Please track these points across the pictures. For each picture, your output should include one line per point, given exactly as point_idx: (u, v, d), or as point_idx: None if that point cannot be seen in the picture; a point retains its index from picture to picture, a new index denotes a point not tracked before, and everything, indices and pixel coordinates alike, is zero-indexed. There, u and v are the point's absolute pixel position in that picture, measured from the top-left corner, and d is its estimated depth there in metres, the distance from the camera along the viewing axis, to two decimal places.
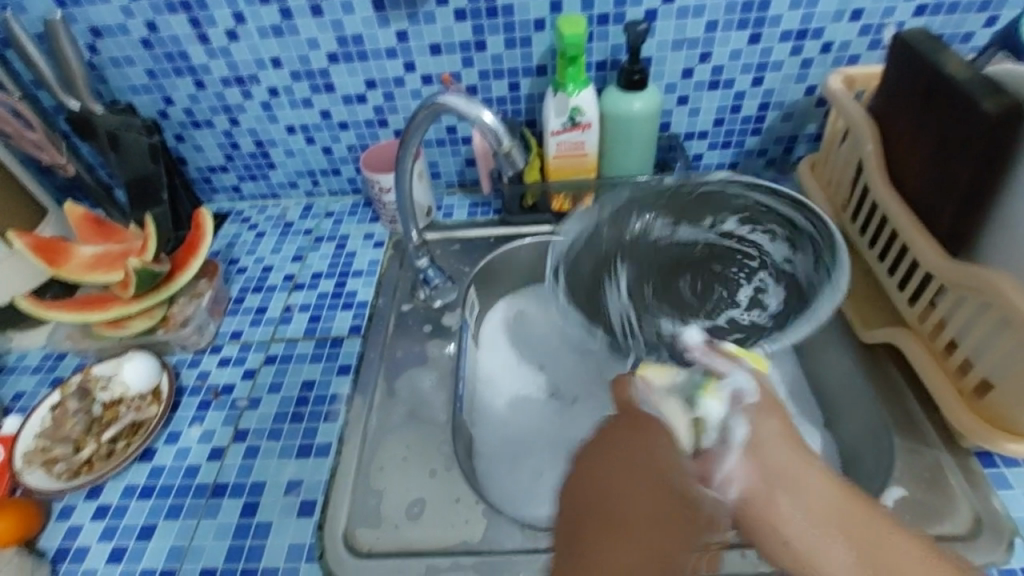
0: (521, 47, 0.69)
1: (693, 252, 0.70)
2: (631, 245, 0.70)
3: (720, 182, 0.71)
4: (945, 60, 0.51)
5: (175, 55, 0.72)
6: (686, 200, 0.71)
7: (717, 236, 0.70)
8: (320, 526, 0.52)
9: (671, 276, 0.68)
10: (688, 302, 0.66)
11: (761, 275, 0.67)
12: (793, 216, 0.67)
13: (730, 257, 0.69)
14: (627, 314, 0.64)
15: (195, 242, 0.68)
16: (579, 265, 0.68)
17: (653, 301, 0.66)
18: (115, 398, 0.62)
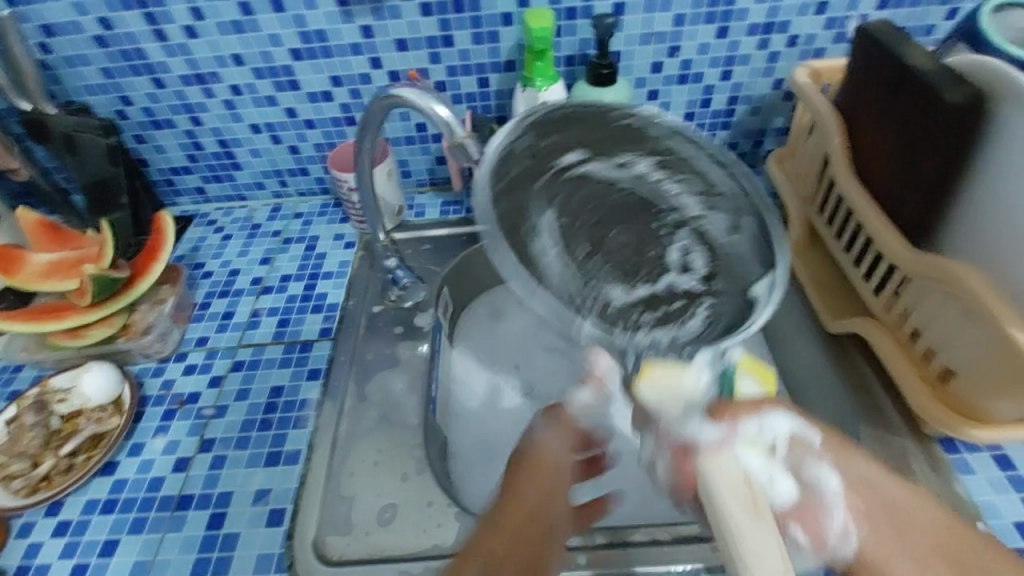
0: (489, 42, 0.68)
1: (610, 196, 0.53)
2: (549, 193, 0.51)
3: (625, 116, 0.52)
4: (905, 52, 0.52)
5: (132, 53, 0.69)
6: (600, 131, 0.52)
7: (630, 175, 0.53)
8: (289, 535, 0.51)
9: (587, 223, 0.51)
10: (625, 257, 0.50)
11: (683, 231, 0.52)
12: (699, 166, 0.52)
13: (654, 206, 0.53)
14: (554, 276, 0.46)
15: (155, 248, 0.67)
16: (514, 224, 0.47)
17: (591, 263, 0.49)
18: (74, 409, 0.60)
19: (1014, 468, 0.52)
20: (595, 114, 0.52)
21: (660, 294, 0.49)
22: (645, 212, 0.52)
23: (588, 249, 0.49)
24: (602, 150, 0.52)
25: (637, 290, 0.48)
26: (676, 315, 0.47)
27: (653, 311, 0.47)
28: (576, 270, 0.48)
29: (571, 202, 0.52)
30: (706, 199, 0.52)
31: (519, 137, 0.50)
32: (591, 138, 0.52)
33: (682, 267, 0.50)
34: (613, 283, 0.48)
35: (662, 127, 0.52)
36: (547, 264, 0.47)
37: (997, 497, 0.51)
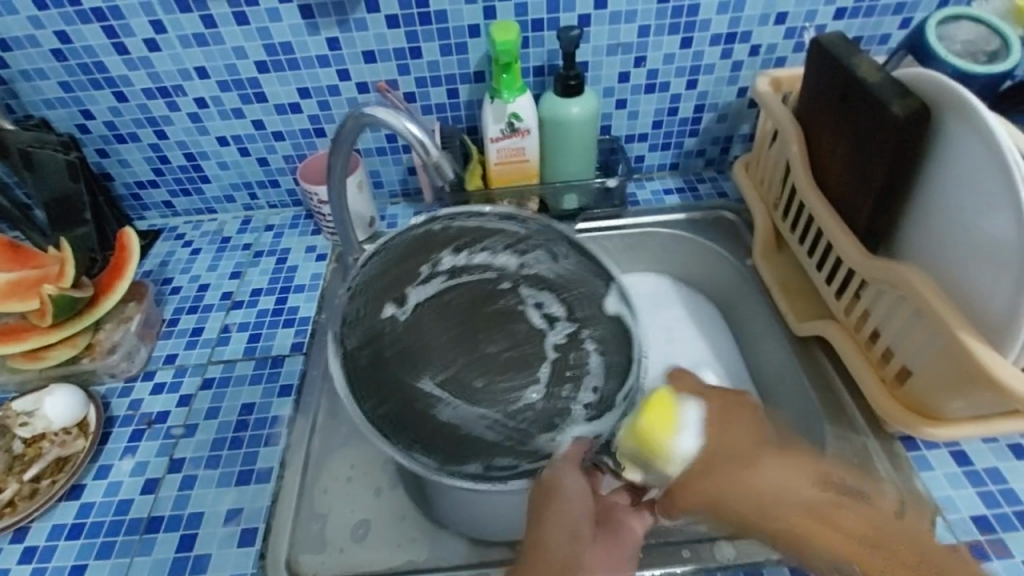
0: (458, 54, 0.69)
1: (454, 304, 0.62)
2: (409, 359, 0.58)
3: (409, 236, 0.63)
4: (856, 64, 0.54)
5: (91, 66, 0.68)
6: (400, 262, 0.62)
7: (448, 279, 0.63)
8: (261, 555, 0.50)
9: (466, 340, 0.60)
10: (515, 350, 0.59)
11: (524, 290, 0.63)
12: (488, 225, 0.64)
13: (485, 285, 0.63)
14: (489, 416, 0.55)
15: (120, 264, 0.66)
16: (409, 435, 0.53)
17: (488, 388, 0.57)
18: (37, 433, 0.58)
19: (971, 463, 0.54)
20: (386, 251, 0.62)
21: (557, 361, 0.59)
22: (494, 295, 0.63)
23: (482, 378, 0.57)
24: (406, 288, 0.61)
25: (541, 368, 0.58)
26: (574, 370, 0.58)
27: (561, 389, 0.57)
28: (487, 400, 0.56)
29: (424, 345, 0.59)
30: (514, 249, 0.64)
31: (347, 340, 0.57)
32: (388, 288, 0.61)
33: (552, 320, 0.61)
34: (534, 382, 0.58)
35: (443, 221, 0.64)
36: (478, 415, 0.55)
37: (956, 492, 0.53)
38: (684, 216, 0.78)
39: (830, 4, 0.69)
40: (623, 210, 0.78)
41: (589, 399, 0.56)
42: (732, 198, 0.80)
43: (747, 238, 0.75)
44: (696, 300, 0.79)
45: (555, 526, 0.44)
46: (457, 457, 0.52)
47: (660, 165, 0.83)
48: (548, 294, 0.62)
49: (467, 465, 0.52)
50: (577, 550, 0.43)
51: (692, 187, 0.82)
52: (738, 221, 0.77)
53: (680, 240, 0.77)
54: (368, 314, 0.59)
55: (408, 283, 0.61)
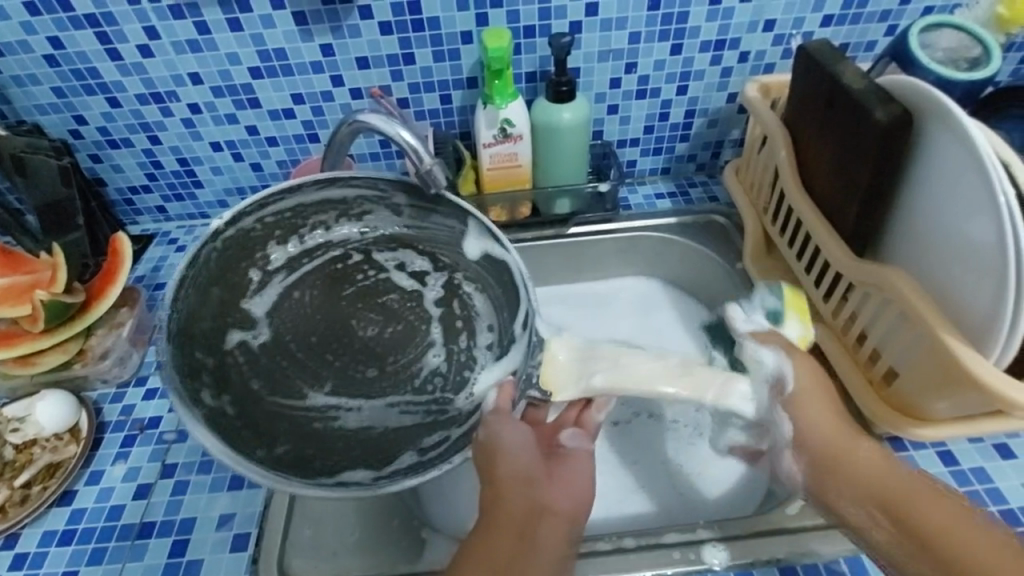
0: (450, 60, 0.69)
1: (312, 291, 0.65)
2: (288, 371, 0.60)
3: (216, 245, 0.60)
4: (841, 70, 0.55)
5: (84, 72, 0.68)
6: (229, 278, 0.62)
7: (288, 276, 0.65)
8: (253, 560, 0.50)
9: (341, 323, 0.64)
10: (386, 323, 0.65)
11: (378, 256, 0.67)
12: (313, 203, 0.64)
13: (336, 263, 0.67)
14: (395, 402, 0.60)
15: (112, 269, 0.66)
16: (322, 462, 0.54)
17: (378, 377, 0.61)
18: (28, 439, 0.58)
19: (957, 463, 0.55)
20: (196, 273, 0.58)
21: (443, 316, 0.65)
22: (348, 272, 0.67)
23: (373, 366, 0.62)
24: (242, 305, 0.62)
25: (434, 334, 0.64)
26: (456, 321, 0.65)
27: (457, 342, 0.64)
28: (377, 387, 0.61)
29: (298, 351, 0.62)
30: (348, 216, 0.66)
31: (218, 398, 0.56)
32: (227, 318, 0.61)
33: (421, 283, 0.67)
34: (429, 349, 0.63)
35: (250, 212, 0.61)
36: (385, 404, 0.60)
37: None
38: (676, 220, 0.79)
39: (818, 12, 0.70)
40: (616, 214, 0.78)
41: (489, 341, 0.63)
42: (722, 203, 0.81)
43: (738, 241, 0.76)
44: (686, 302, 0.80)
45: (507, 487, 0.44)
46: (387, 458, 0.55)
47: (652, 170, 0.84)
48: (395, 249, 0.67)
49: (401, 457, 0.55)
50: (536, 498, 0.44)
51: (684, 191, 0.83)
52: (729, 225, 0.78)
53: (671, 243, 0.78)
54: (215, 344, 0.59)
55: (240, 298, 0.62)
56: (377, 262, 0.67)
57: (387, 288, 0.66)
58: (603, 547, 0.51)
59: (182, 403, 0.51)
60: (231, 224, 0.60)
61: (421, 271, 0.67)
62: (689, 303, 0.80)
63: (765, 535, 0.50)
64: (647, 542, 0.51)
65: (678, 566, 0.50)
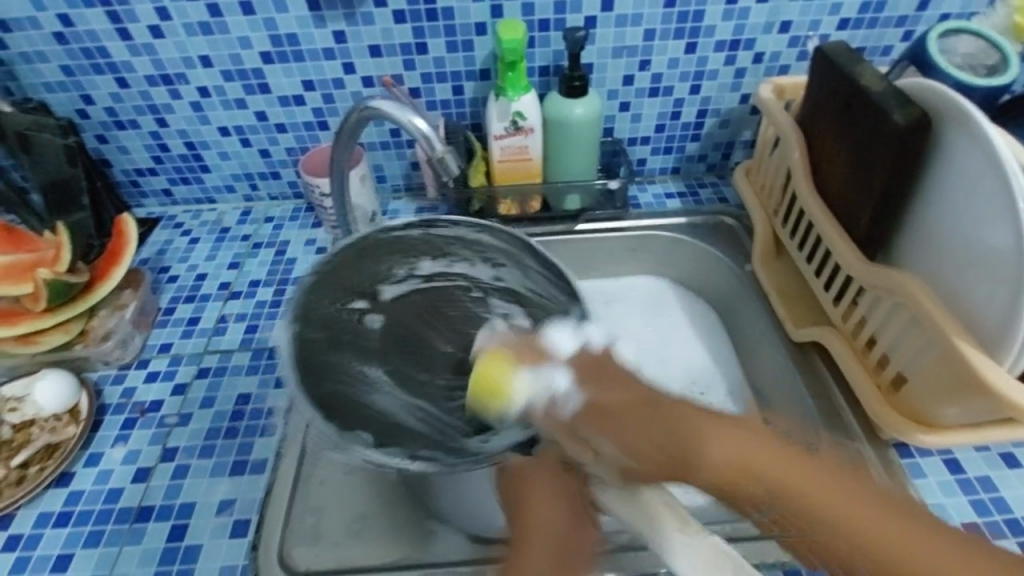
0: (463, 51, 0.69)
1: (413, 306, 0.62)
2: (356, 337, 0.58)
3: (383, 235, 0.61)
4: (859, 73, 0.54)
5: (93, 51, 0.68)
6: (380, 255, 0.61)
7: (419, 279, 0.63)
8: (253, 547, 0.50)
9: (424, 337, 0.61)
10: (467, 357, 0.58)
11: (494, 300, 0.63)
12: (470, 239, 0.63)
13: (455, 292, 0.64)
14: (425, 415, 0.54)
15: (117, 250, 0.65)
16: (345, 413, 0.51)
17: (427, 387, 0.57)
18: (26, 418, 0.57)
19: (963, 471, 0.55)
20: (359, 244, 0.60)
21: None
22: (457, 300, 0.64)
23: (427, 372, 0.58)
24: (378, 283, 0.61)
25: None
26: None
27: None
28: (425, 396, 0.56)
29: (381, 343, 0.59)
30: (489, 261, 0.63)
31: (314, 311, 0.56)
32: (359, 285, 0.60)
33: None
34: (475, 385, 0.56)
35: (417, 226, 0.62)
36: (414, 407, 0.55)
37: (947, 500, 0.53)
38: (685, 220, 0.78)
39: (834, 15, 0.69)
40: (625, 212, 0.78)
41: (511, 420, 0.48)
42: (733, 204, 0.80)
43: (746, 243, 0.76)
44: (694, 304, 0.79)
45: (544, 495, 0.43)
46: (387, 441, 0.50)
47: (662, 169, 0.83)
48: (515, 298, 0.63)
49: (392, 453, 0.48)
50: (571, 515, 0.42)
51: (694, 192, 0.82)
52: (739, 227, 0.78)
53: (681, 243, 0.78)
54: (341, 298, 0.59)
55: (382, 280, 0.61)
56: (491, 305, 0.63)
57: (486, 321, 0.61)
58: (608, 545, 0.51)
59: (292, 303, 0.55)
60: (406, 227, 0.62)
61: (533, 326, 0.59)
62: (697, 302, 0.79)
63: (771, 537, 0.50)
64: None
65: None
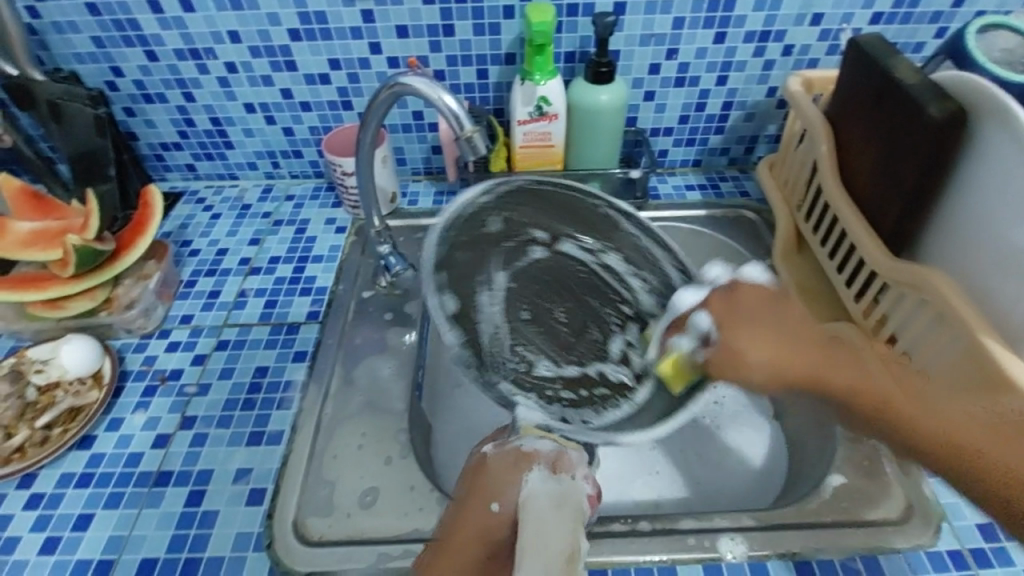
0: (490, 34, 0.68)
1: (573, 272, 0.66)
2: (518, 253, 0.65)
3: (600, 205, 0.69)
4: (894, 65, 0.53)
5: (124, 23, 0.68)
6: (581, 215, 0.69)
7: (600, 266, 0.67)
8: (268, 515, 0.51)
9: (551, 296, 0.65)
10: (561, 336, 0.63)
11: (632, 327, 0.64)
12: (662, 266, 0.67)
13: (612, 292, 0.66)
14: (501, 340, 0.60)
15: (142, 221, 0.66)
16: (459, 259, 0.63)
17: (524, 327, 0.62)
18: (51, 381, 0.58)
19: None
20: (574, 199, 0.69)
21: (581, 375, 0.61)
22: (603, 304, 0.65)
23: (531, 316, 0.63)
24: (564, 234, 0.67)
25: (569, 372, 0.61)
26: (593, 401, 0.60)
27: (574, 390, 0.60)
28: (516, 334, 0.61)
29: (527, 273, 0.65)
30: (661, 297, 0.65)
31: (507, 214, 0.66)
32: (561, 219, 0.68)
33: (613, 358, 0.63)
34: (545, 356, 0.61)
35: (634, 226, 0.69)
36: (496, 328, 0.61)
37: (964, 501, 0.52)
38: (705, 213, 0.78)
39: (868, 9, 0.68)
40: (643, 203, 0.77)
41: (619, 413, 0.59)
42: (754, 198, 0.80)
43: (767, 238, 0.75)
44: None
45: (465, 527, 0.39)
46: (467, 321, 0.59)
47: (683, 161, 0.83)
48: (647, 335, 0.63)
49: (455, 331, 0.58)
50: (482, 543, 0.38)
51: (714, 185, 0.82)
52: (759, 221, 0.77)
53: (700, 236, 0.77)
54: (536, 220, 0.67)
55: (575, 232, 0.68)
56: (627, 328, 0.64)
57: (609, 334, 0.64)
58: (617, 529, 0.51)
59: (481, 192, 0.67)
60: (619, 216, 0.69)
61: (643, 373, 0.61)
62: None
63: (783, 528, 0.50)
64: (663, 527, 0.51)
65: (692, 552, 0.49)
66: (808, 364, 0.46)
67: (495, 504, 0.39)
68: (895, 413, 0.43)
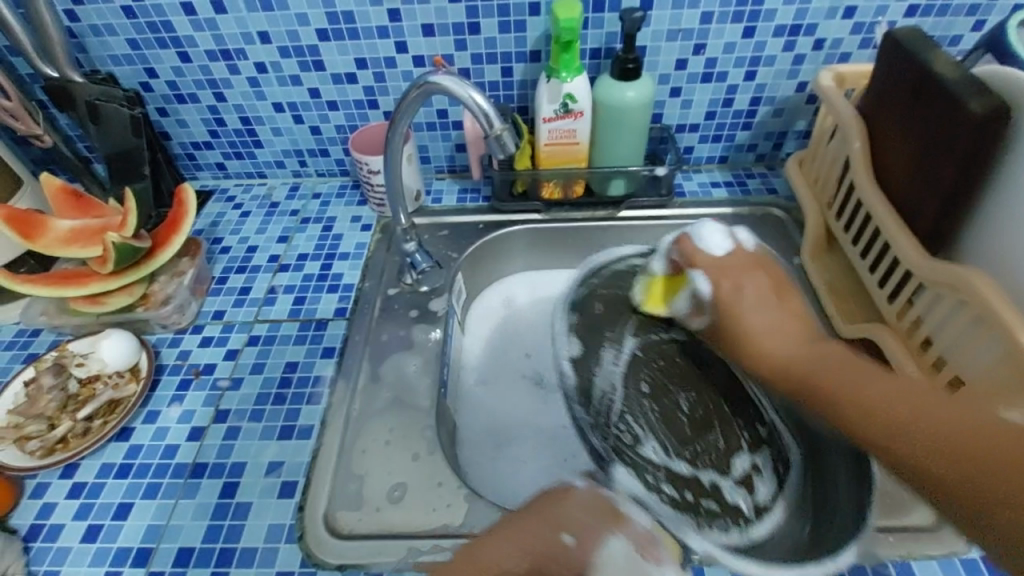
0: (516, 31, 0.68)
1: (715, 373, 0.65)
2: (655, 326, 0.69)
3: None
4: (933, 59, 0.52)
5: (158, 25, 0.70)
6: None
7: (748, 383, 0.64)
8: (300, 508, 0.52)
9: (680, 384, 0.66)
10: (680, 428, 0.64)
11: (759, 455, 0.60)
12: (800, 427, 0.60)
13: (744, 414, 0.63)
14: (613, 403, 0.65)
15: (177, 219, 0.67)
16: (594, 310, 0.69)
17: (644, 403, 0.65)
18: (92, 374, 0.61)
19: None
20: None
21: (691, 479, 0.60)
22: (734, 427, 0.62)
23: (652, 400, 0.66)
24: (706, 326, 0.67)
25: (678, 467, 0.61)
26: (695, 508, 0.57)
27: (672, 486, 0.59)
28: (632, 406, 0.65)
29: (657, 352, 0.68)
30: (783, 468, 0.59)
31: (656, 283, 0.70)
32: None
33: (732, 475, 0.60)
34: (655, 438, 0.63)
35: None
36: (611, 387, 0.66)
37: None
38: (731, 210, 0.77)
39: (903, 0, 0.66)
40: (669, 200, 0.77)
41: (725, 536, 0.54)
42: (782, 196, 0.78)
43: (795, 236, 0.74)
44: None
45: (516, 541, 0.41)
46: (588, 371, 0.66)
47: (710, 158, 0.82)
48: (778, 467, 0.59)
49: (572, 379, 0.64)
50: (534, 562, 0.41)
51: (741, 182, 0.81)
52: (787, 219, 0.76)
53: None
54: None
55: None
56: (755, 448, 0.61)
57: (731, 446, 0.62)
58: None
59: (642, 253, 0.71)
60: None
61: (763, 506, 0.57)
62: None
63: None
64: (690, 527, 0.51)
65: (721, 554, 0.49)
66: (809, 354, 0.45)
67: (567, 537, 0.41)
68: (849, 398, 0.39)
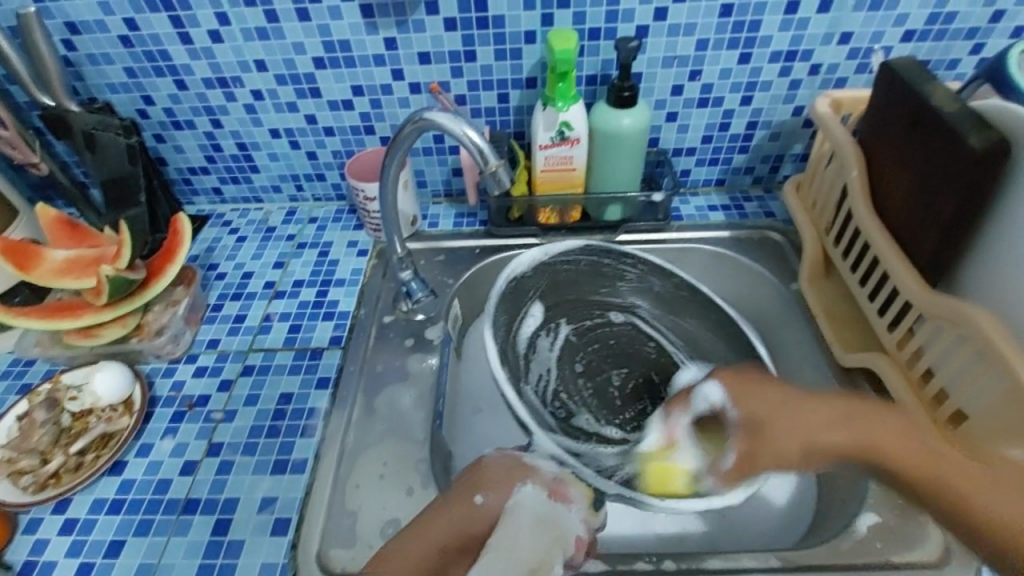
0: (512, 59, 0.68)
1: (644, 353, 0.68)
2: (588, 313, 0.72)
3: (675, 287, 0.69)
4: (930, 92, 0.52)
5: (155, 54, 0.70)
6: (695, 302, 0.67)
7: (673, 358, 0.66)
8: (293, 546, 0.51)
9: (612, 362, 0.69)
10: (612, 400, 0.66)
11: None
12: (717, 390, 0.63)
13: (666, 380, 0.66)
14: (548, 385, 0.67)
15: (172, 248, 0.67)
16: (532, 292, 0.70)
17: (581, 382, 0.67)
18: (85, 408, 0.60)
19: None
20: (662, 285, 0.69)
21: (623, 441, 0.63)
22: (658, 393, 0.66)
23: (586, 377, 0.68)
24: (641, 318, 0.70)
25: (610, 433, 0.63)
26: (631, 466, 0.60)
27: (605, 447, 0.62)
28: (567, 386, 0.67)
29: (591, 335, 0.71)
30: None
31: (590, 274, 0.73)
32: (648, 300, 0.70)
33: None
34: (587, 411, 0.65)
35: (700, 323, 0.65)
36: (547, 370, 0.68)
37: None
38: (728, 234, 0.77)
39: (899, 26, 0.66)
40: (666, 224, 0.77)
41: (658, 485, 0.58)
42: (779, 219, 0.78)
43: (793, 260, 0.74)
44: None
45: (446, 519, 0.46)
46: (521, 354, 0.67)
47: (707, 180, 0.81)
48: None
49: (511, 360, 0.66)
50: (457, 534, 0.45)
51: (738, 205, 0.80)
52: (785, 243, 0.75)
53: (724, 258, 0.76)
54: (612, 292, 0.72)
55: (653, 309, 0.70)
56: None
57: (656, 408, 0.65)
58: (641, 567, 0.50)
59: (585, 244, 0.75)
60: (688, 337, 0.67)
61: None
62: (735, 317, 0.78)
63: (811, 570, 0.49)
64: (688, 566, 0.50)
65: None
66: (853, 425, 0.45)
67: (479, 498, 0.46)
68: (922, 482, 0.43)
